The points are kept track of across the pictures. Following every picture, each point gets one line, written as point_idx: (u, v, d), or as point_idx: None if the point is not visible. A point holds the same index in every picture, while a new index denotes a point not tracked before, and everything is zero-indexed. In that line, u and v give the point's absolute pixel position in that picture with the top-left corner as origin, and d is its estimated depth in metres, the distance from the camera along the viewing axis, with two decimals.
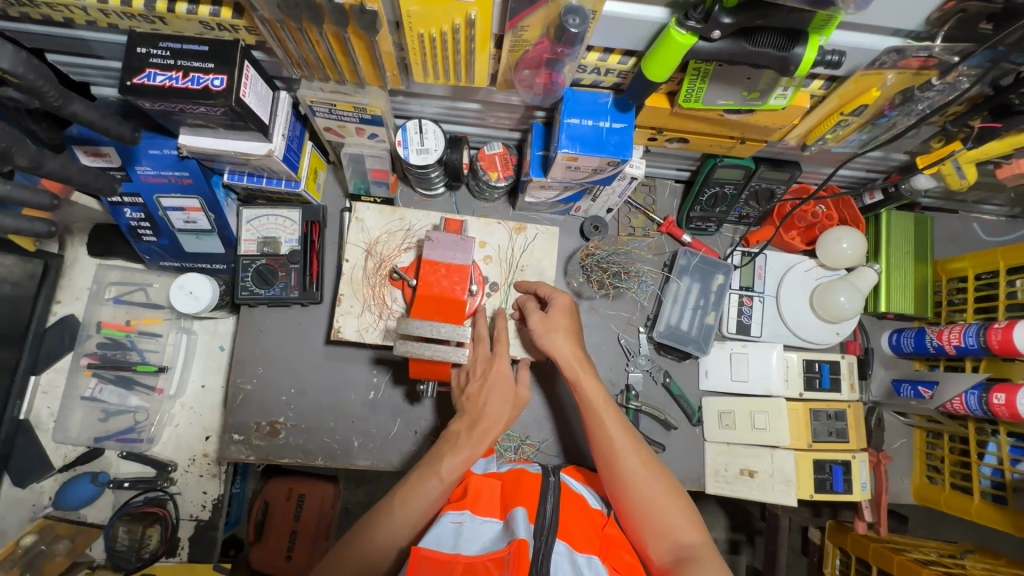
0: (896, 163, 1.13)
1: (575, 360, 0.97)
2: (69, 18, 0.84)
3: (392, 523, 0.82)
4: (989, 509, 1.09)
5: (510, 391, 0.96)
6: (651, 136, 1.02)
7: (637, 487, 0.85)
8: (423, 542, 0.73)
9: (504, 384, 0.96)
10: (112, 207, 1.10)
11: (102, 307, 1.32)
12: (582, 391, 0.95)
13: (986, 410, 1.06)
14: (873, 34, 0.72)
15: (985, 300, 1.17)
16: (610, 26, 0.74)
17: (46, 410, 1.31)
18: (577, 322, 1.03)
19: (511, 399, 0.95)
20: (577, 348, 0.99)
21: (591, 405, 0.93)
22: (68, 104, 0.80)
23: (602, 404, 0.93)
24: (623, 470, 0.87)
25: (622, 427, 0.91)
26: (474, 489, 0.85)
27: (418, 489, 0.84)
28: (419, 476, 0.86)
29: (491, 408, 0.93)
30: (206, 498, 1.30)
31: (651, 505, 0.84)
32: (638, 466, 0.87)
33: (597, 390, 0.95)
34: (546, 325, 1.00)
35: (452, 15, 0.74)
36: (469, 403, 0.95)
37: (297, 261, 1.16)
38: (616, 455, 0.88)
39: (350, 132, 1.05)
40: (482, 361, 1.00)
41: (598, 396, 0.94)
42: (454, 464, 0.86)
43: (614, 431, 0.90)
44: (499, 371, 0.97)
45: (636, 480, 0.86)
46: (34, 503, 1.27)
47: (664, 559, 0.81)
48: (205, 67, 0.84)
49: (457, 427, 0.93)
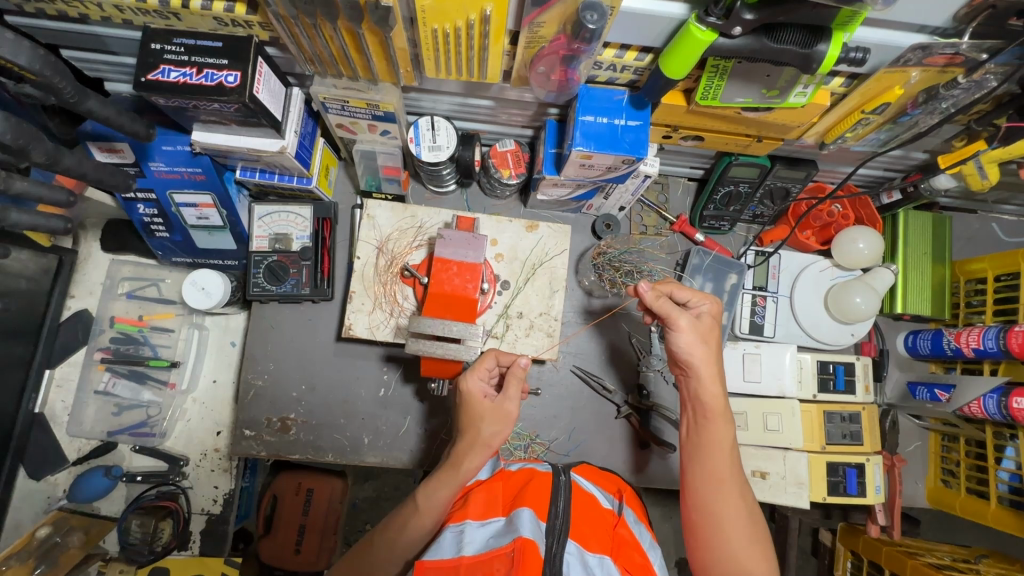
0: (914, 162, 1.11)
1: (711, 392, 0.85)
2: (84, 14, 0.84)
3: (382, 552, 0.85)
4: (1006, 515, 1.07)
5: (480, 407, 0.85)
6: (666, 133, 1.01)
7: (729, 537, 0.80)
8: (427, 554, 0.74)
9: (470, 406, 0.86)
10: (125, 203, 1.10)
11: (115, 302, 1.33)
12: (705, 425, 0.85)
13: (1005, 414, 1.04)
14: (897, 30, 0.70)
15: (1005, 302, 1.14)
16: (628, 22, 0.73)
17: (60, 403, 1.32)
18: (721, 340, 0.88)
19: (471, 414, 0.85)
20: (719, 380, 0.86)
21: (716, 444, 0.84)
22: (84, 100, 0.80)
23: (725, 444, 0.84)
24: (721, 513, 0.81)
25: (728, 474, 0.83)
26: (464, 506, 0.84)
27: (398, 524, 0.85)
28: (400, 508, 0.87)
29: (487, 429, 0.84)
30: (217, 492, 1.31)
31: (732, 561, 0.79)
32: (741, 522, 0.80)
33: (725, 429, 0.85)
34: (695, 338, 0.85)
35: (468, 11, 0.73)
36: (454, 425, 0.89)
37: (308, 258, 1.17)
38: (717, 495, 0.82)
39: (362, 129, 1.04)
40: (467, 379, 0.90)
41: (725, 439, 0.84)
42: (429, 493, 0.84)
43: (727, 477, 0.82)
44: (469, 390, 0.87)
45: (731, 532, 0.80)
46: (48, 495, 1.28)
47: None
48: (218, 63, 0.84)
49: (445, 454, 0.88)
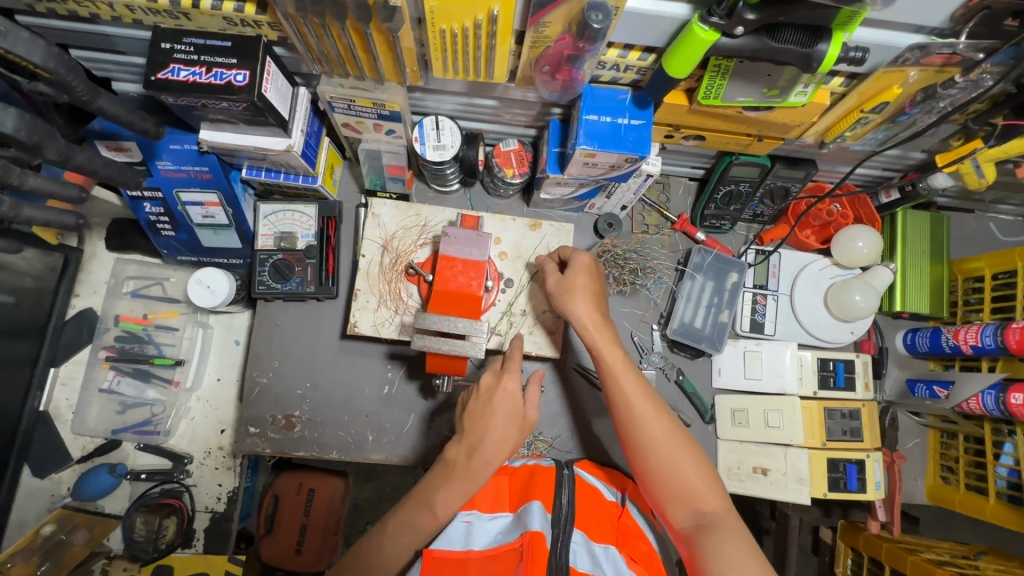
0: (912, 162, 1.13)
1: (594, 327, 0.94)
2: (95, 14, 0.86)
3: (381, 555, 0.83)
4: (1004, 510, 1.08)
5: (515, 410, 0.88)
6: (668, 133, 1.02)
7: (661, 456, 0.84)
8: (435, 545, 0.75)
9: (509, 404, 0.89)
10: (132, 202, 1.11)
11: (120, 300, 1.34)
12: (599, 357, 0.92)
13: (1003, 410, 1.06)
14: (895, 30, 0.72)
15: (1002, 300, 1.16)
16: (632, 22, 0.74)
17: (65, 401, 1.33)
18: (598, 280, 0.99)
19: (510, 412, 0.88)
20: (599, 315, 0.95)
21: (612, 371, 0.91)
22: (95, 98, 0.81)
23: (623, 369, 0.91)
24: (647, 437, 0.85)
25: (642, 398, 0.88)
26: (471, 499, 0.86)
27: (408, 526, 0.83)
28: (414, 506, 0.84)
29: (509, 439, 0.87)
30: (222, 490, 1.32)
31: (675, 480, 0.82)
32: (665, 439, 0.85)
33: (617, 355, 0.92)
34: (564, 285, 0.97)
35: (475, 11, 0.75)
36: (469, 425, 0.88)
37: (313, 257, 1.17)
38: (638, 421, 0.86)
39: (368, 128, 1.05)
40: (490, 376, 0.92)
41: (621, 364, 0.91)
42: (447, 498, 0.83)
43: (636, 397, 0.88)
44: (505, 391, 0.89)
45: (661, 450, 0.84)
46: (52, 493, 1.29)
47: (685, 524, 0.81)
48: (227, 62, 0.85)
49: (452, 453, 0.87)
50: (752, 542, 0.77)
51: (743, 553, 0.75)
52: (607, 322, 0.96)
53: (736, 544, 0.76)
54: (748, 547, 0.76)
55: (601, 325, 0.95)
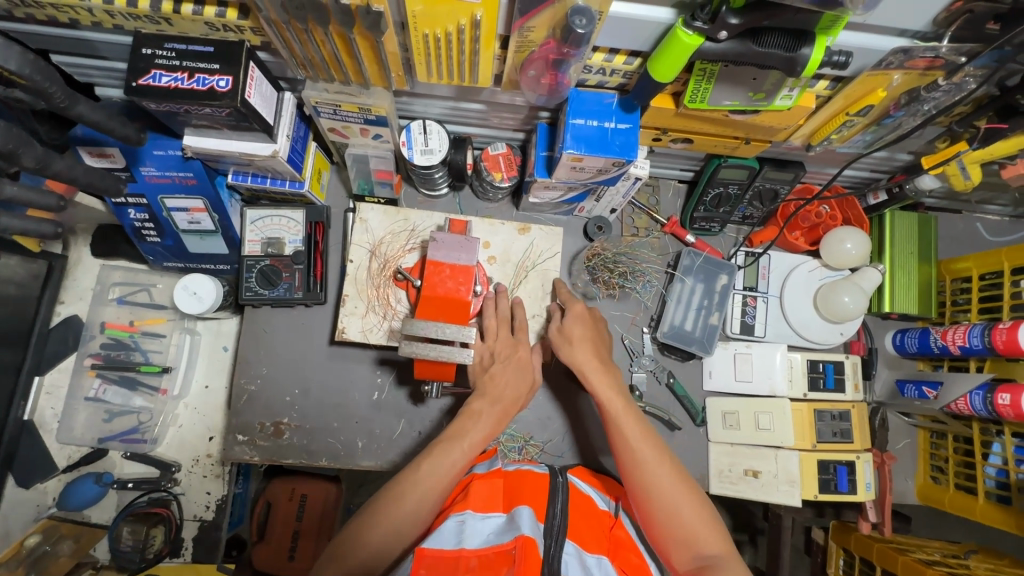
0: (899, 164, 1.13)
1: (592, 370, 0.96)
2: (75, 19, 0.85)
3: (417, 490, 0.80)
4: (993, 510, 1.09)
5: (528, 371, 0.98)
6: (656, 136, 1.02)
7: (663, 497, 0.81)
8: (426, 542, 0.73)
9: (523, 364, 0.98)
10: (116, 208, 1.10)
11: (105, 308, 1.32)
12: (601, 399, 0.92)
13: (991, 410, 1.06)
14: (878, 34, 0.72)
15: (989, 300, 1.17)
16: (616, 27, 0.74)
17: (50, 410, 1.31)
18: (598, 329, 1.02)
19: (525, 373, 0.97)
20: (597, 357, 0.98)
21: (613, 414, 0.90)
22: (74, 105, 0.80)
23: (623, 410, 0.91)
24: (648, 479, 0.83)
25: (643, 438, 0.87)
26: (464, 496, 0.83)
27: (443, 458, 0.83)
28: (443, 449, 0.84)
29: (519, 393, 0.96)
30: (211, 498, 1.31)
31: (677, 521, 0.80)
32: (667, 479, 0.83)
33: (617, 398, 0.92)
34: (563, 334, 1.01)
35: (458, 15, 0.74)
36: (489, 383, 0.95)
37: (301, 262, 1.16)
38: (640, 463, 0.84)
39: (354, 133, 1.04)
40: (504, 344, 1.00)
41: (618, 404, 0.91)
42: (479, 429, 0.88)
43: (637, 438, 0.87)
44: (521, 357, 0.98)
45: (662, 493, 0.81)
46: (37, 503, 1.27)
47: (687, 567, 0.78)
48: (210, 68, 0.84)
49: (476, 404, 0.92)
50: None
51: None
52: (609, 365, 0.98)
53: None
54: None
55: (602, 367, 0.96)
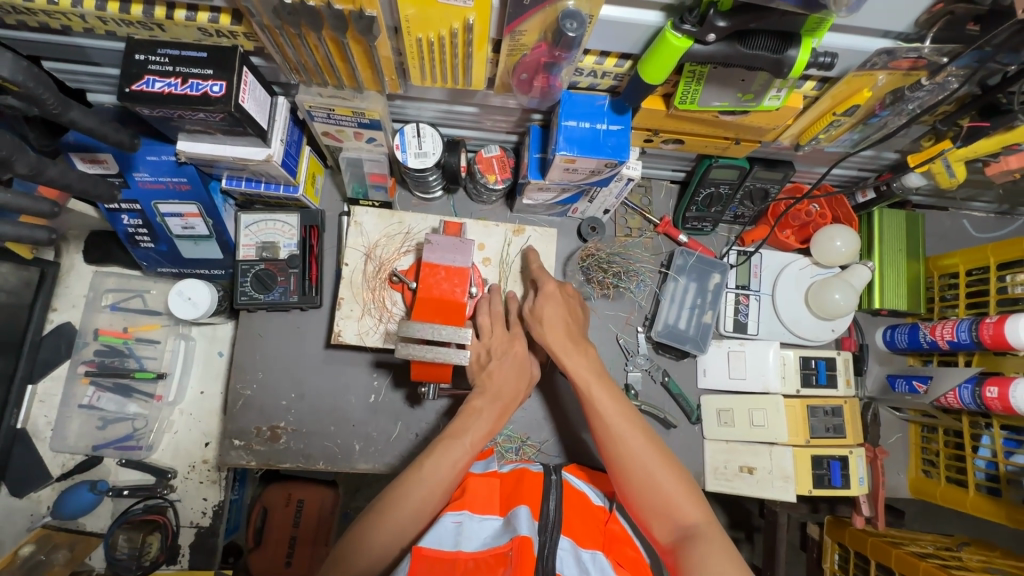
0: (886, 162, 1.15)
1: (563, 346, 0.95)
2: (67, 25, 0.85)
3: (421, 485, 0.81)
4: (982, 501, 1.11)
5: (523, 365, 0.99)
6: (647, 137, 1.03)
7: (640, 469, 0.81)
8: (424, 542, 0.73)
9: (521, 362, 0.99)
10: (109, 214, 1.10)
11: (99, 314, 1.32)
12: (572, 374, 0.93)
13: (979, 404, 1.08)
14: (863, 36, 0.73)
15: (976, 296, 1.19)
16: (606, 30, 0.75)
17: (43, 418, 1.30)
18: (571, 308, 1.02)
19: (522, 370, 0.99)
20: (569, 334, 0.97)
21: (584, 387, 0.91)
22: (67, 111, 0.80)
23: (597, 384, 0.91)
24: (627, 451, 0.83)
25: (621, 412, 0.87)
26: (462, 495, 0.84)
27: (447, 454, 0.84)
28: (443, 448, 0.85)
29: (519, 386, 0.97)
30: (207, 505, 1.29)
31: (656, 492, 0.80)
32: (643, 451, 0.83)
33: (590, 373, 0.92)
34: (535, 313, 1.00)
35: (451, 20, 0.75)
36: (488, 380, 0.96)
37: (296, 266, 1.17)
38: (616, 436, 0.85)
39: (348, 137, 1.05)
40: (501, 339, 1.00)
41: (591, 378, 0.91)
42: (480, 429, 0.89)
43: (609, 410, 0.87)
44: (517, 351, 0.99)
45: (638, 465, 0.82)
46: (31, 513, 1.26)
47: (669, 538, 0.78)
48: (203, 73, 0.84)
49: (477, 402, 0.93)
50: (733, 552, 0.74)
51: (722, 561, 0.73)
52: (581, 341, 0.98)
53: (721, 553, 0.73)
54: (732, 560, 0.73)
55: (572, 340, 0.96)
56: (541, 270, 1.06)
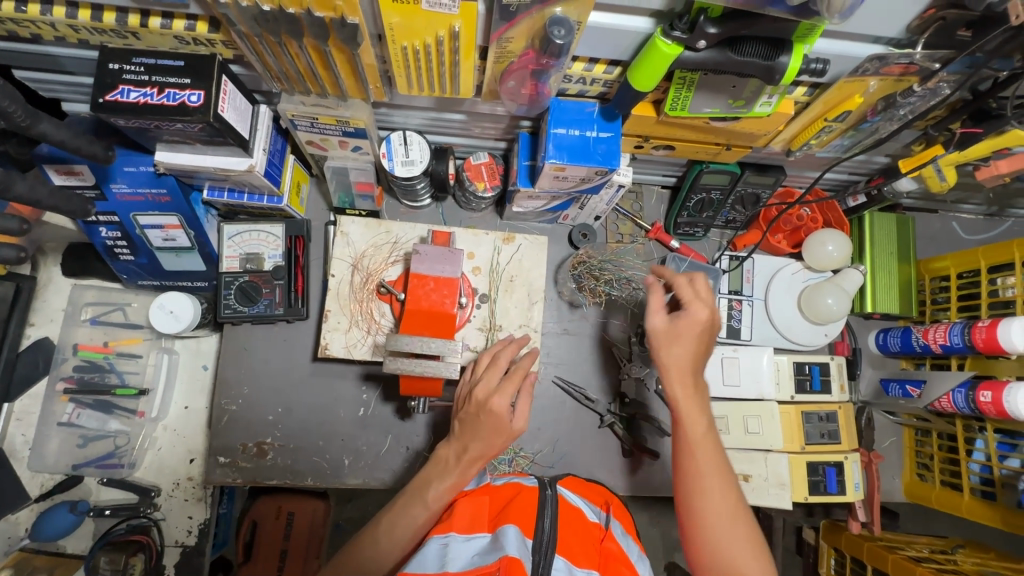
0: (876, 167, 1.15)
1: (683, 384, 0.84)
2: (37, 34, 0.82)
3: (376, 549, 0.82)
4: (978, 506, 1.10)
5: (500, 424, 0.82)
6: (638, 144, 1.02)
7: (722, 543, 0.76)
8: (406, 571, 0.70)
9: (497, 423, 0.83)
10: (86, 227, 1.07)
11: (78, 329, 1.28)
12: (681, 422, 0.83)
13: (973, 408, 1.07)
14: (854, 42, 0.72)
15: (967, 299, 1.19)
16: (595, 36, 0.74)
17: (21, 437, 1.26)
18: (709, 339, 0.87)
19: (497, 432, 0.83)
20: (693, 369, 0.85)
21: (692, 442, 0.82)
22: (37, 123, 0.77)
23: (702, 442, 0.82)
24: (711, 519, 0.77)
25: (726, 481, 0.80)
26: (448, 516, 0.81)
27: (404, 513, 0.83)
28: (404, 503, 0.84)
29: (492, 443, 0.83)
30: (192, 523, 1.26)
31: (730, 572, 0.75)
32: (734, 528, 0.77)
33: (700, 423, 0.83)
34: (668, 334, 0.87)
35: (436, 27, 0.73)
36: (460, 429, 0.86)
37: (281, 278, 1.14)
38: (707, 497, 0.78)
39: (333, 145, 1.03)
40: (483, 386, 0.86)
41: (699, 431, 0.82)
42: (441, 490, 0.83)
43: (708, 478, 0.79)
44: (494, 407, 0.83)
45: (722, 538, 0.76)
46: (9, 535, 1.23)
47: None
48: (180, 82, 0.81)
49: (444, 450, 0.87)
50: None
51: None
52: (702, 382, 0.86)
53: None
54: None
55: (693, 380, 0.85)
56: (693, 290, 0.88)
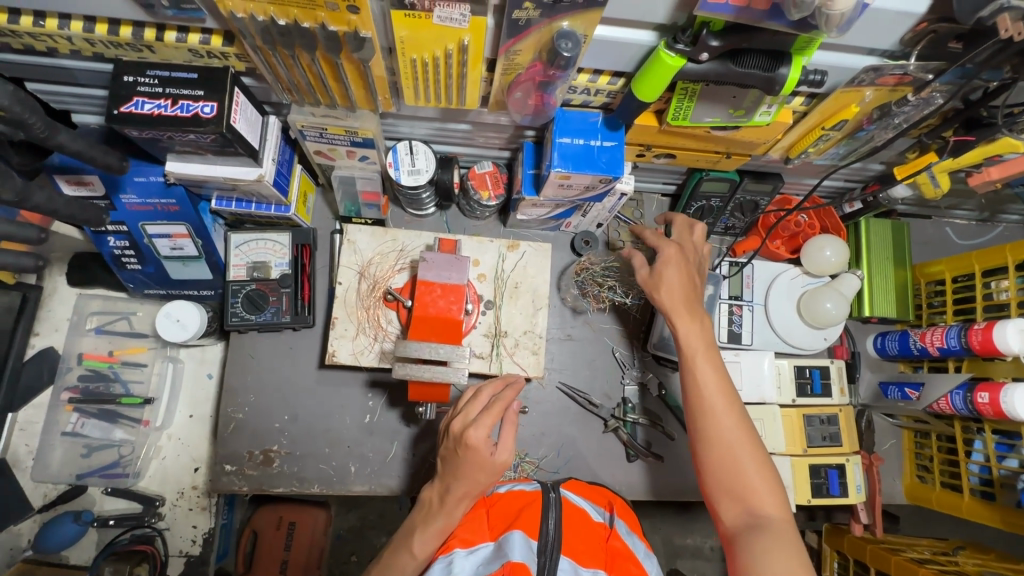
0: (872, 174, 1.17)
1: (677, 305, 0.93)
2: (53, 47, 0.83)
3: None
4: (978, 506, 1.12)
5: (481, 458, 0.80)
6: (639, 152, 1.04)
7: (726, 448, 0.83)
8: None
9: (475, 458, 0.80)
10: (95, 236, 1.08)
11: (84, 338, 1.28)
12: (681, 339, 0.91)
13: (971, 409, 1.09)
14: (850, 53, 0.75)
15: (963, 302, 1.21)
16: (600, 49, 0.76)
17: (24, 447, 1.26)
18: (690, 272, 0.97)
19: (478, 468, 0.81)
20: (687, 291, 0.95)
21: (692, 357, 0.90)
22: (53, 135, 0.78)
23: (702, 356, 0.89)
24: (717, 427, 0.84)
25: (726, 392, 0.87)
26: (451, 534, 0.82)
27: (391, 567, 0.82)
28: (391, 554, 0.83)
29: (476, 481, 0.81)
30: (196, 532, 1.26)
31: (737, 477, 0.82)
32: (736, 435, 0.84)
33: (699, 340, 0.91)
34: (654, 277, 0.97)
35: (445, 41, 0.75)
36: (445, 465, 0.85)
37: (288, 286, 1.15)
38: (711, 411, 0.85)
39: (340, 155, 1.04)
40: (461, 418, 0.85)
41: (698, 346, 0.90)
42: (425, 540, 0.82)
43: (710, 396, 0.86)
44: (470, 440, 0.81)
45: (727, 445, 0.83)
46: (12, 546, 1.22)
47: (736, 522, 0.80)
48: (194, 94, 0.83)
49: (431, 491, 0.86)
50: (801, 551, 0.76)
51: (786, 557, 0.74)
52: (697, 307, 0.94)
53: (787, 551, 0.75)
54: (798, 562, 0.74)
55: (689, 308, 0.93)
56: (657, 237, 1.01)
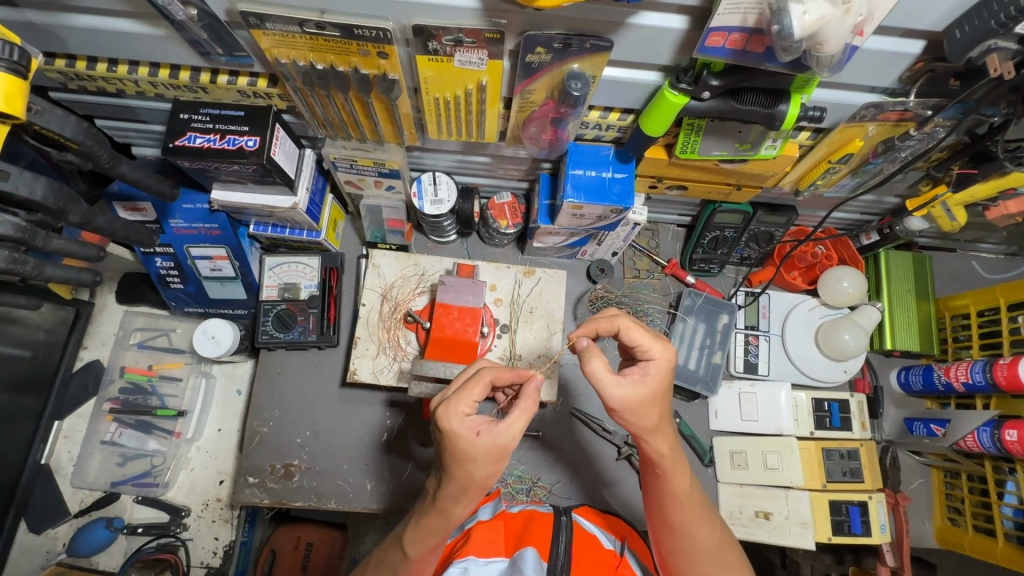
0: (887, 206, 1.18)
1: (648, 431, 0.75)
2: (121, 89, 0.94)
3: None
4: (1013, 551, 1.06)
5: (464, 448, 0.70)
6: (652, 184, 1.08)
7: (698, 564, 0.80)
8: None
9: (456, 444, 0.70)
10: (144, 257, 1.17)
11: (126, 352, 1.37)
12: (670, 478, 0.78)
13: (999, 447, 1.05)
14: (851, 91, 0.78)
15: (989, 336, 1.18)
16: (610, 87, 0.81)
17: (66, 454, 1.34)
18: (662, 377, 0.76)
19: (460, 455, 0.70)
20: (661, 411, 0.76)
21: (677, 496, 0.78)
22: (117, 165, 0.87)
23: (687, 495, 0.79)
24: (693, 548, 0.80)
25: (707, 511, 0.82)
26: (467, 541, 0.84)
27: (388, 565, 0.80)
28: (390, 547, 0.81)
29: (464, 469, 0.71)
30: (218, 544, 1.30)
31: None
32: (709, 551, 0.80)
33: (686, 478, 0.78)
34: (634, 408, 0.74)
35: (466, 81, 0.82)
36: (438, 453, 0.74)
37: (315, 306, 1.21)
38: (684, 534, 0.80)
39: (368, 185, 1.12)
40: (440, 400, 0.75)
41: (685, 484, 0.78)
42: (418, 540, 0.77)
43: (692, 526, 0.79)
44: (449, 424, 0.70)
45: (701, 562, 0.80)
46: (47, 549, 1.28)
47: None
48: (240, 130, 0.92)
49: (430, 483, 0.78)
50: None
51: None
52: (668, 417, 0.78)
53: None
54: None
55: (663, 436, 0.76)
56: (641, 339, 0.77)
